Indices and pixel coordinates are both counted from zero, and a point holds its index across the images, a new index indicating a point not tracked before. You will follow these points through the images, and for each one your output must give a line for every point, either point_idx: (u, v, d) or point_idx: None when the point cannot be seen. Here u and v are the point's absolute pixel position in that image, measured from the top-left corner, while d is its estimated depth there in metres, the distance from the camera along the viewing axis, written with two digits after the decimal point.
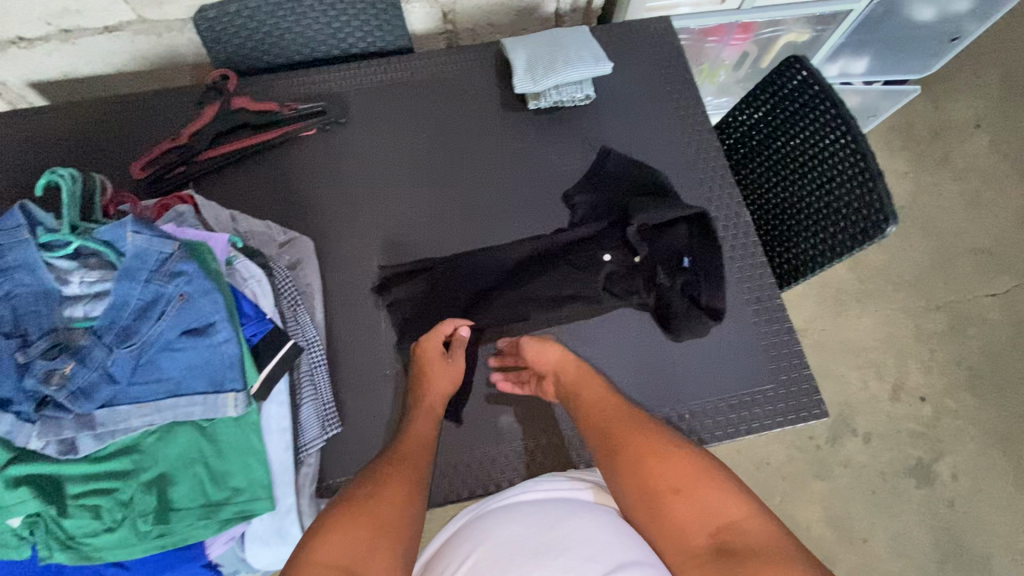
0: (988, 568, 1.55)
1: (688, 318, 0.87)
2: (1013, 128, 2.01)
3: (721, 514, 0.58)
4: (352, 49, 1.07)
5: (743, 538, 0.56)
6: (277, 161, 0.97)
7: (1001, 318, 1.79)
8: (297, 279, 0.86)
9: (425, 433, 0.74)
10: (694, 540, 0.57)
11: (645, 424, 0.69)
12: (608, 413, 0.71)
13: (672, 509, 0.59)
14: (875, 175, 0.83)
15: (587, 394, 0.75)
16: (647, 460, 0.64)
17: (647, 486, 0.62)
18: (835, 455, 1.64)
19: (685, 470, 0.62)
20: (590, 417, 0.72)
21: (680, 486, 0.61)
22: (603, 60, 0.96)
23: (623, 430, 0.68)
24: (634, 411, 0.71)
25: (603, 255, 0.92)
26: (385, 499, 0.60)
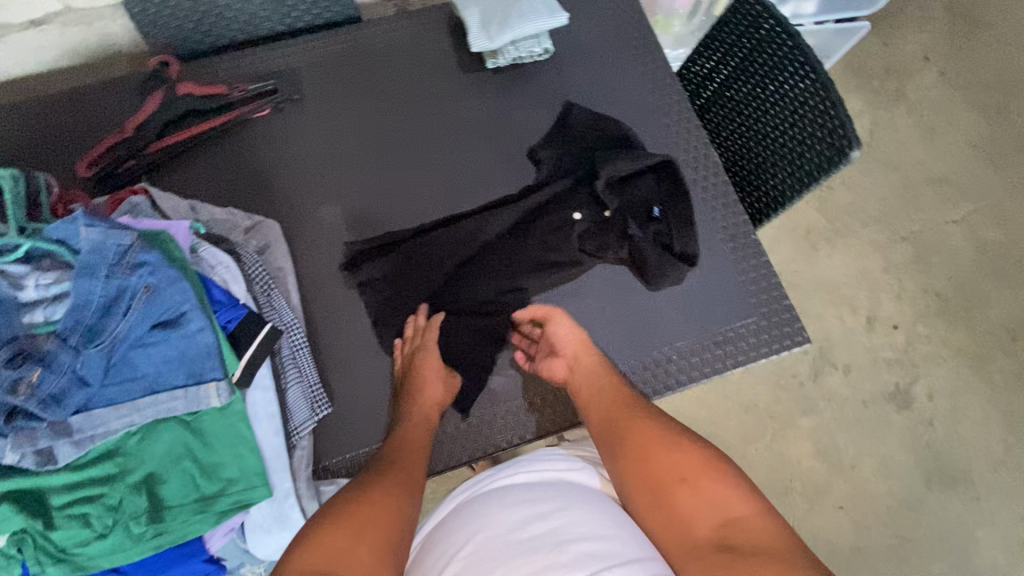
0: (969, 479, 1.64)
1: (662, 264, 0.86)
2: (961, 58, 2.06)
3: (727, 509, 0.60)
4: (298, 24, 1.02)
5: (746, 534, 0.58)
6: (233, 146, 0.93)
7: (963, 243, 1.85)
8: (267, 262, 0.82)
9: (419, 441, 0.72)
10: (697, 531, 0.59)
11: (652, 415, 0.70)
12: (614, 403, 0.73)
13: (677, 498, 0.62)
14: (837, 102, 0.84)
15: (596, 382, 0.76)
16: (655, 449, 0.66)
17: (655, 476, 0.64)
18: (818, 390, 1.69)
19: (696, 462, 0.64)
20: (593, 404, 0.74)
21: (688, 476, 0.63)
22: (557, 11, 0.94)
23: (632, 418, 0.70)
24: (641, 402, 0.73)
25: (574, 214, 0.89)
26: (376, 500, 0.59)
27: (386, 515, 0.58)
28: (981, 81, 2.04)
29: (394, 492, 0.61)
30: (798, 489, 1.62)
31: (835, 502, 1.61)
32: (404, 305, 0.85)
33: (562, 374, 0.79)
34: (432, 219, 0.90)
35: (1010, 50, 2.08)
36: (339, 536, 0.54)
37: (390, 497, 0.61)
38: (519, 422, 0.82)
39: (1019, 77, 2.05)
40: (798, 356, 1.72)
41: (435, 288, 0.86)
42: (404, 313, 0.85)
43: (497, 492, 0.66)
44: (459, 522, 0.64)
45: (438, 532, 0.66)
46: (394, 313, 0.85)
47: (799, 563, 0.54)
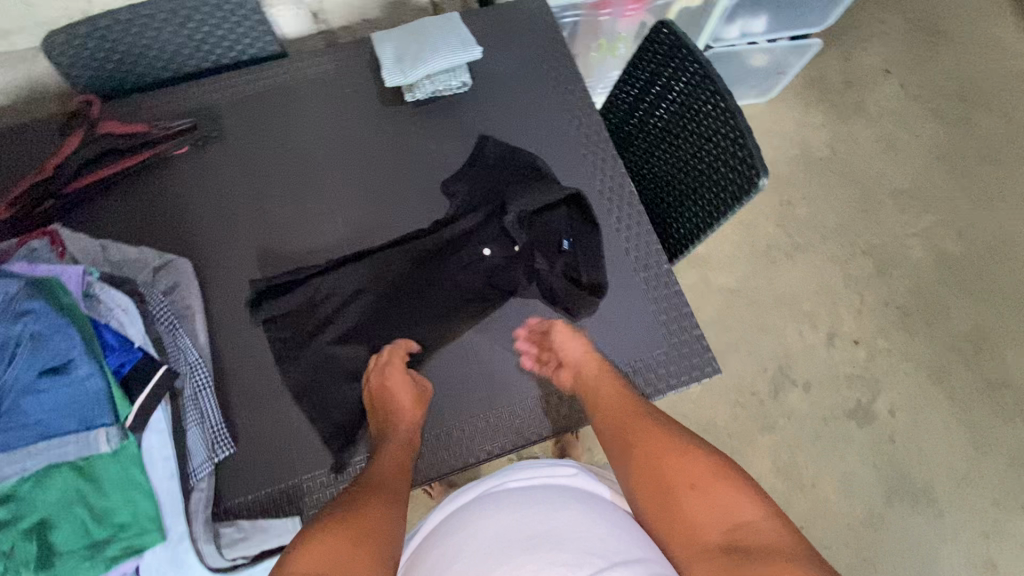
0: (932, 496, 1.61)
1: (571, 298, 0.88)
2: (921, 70, 2.07)
3: (738, 512, 0.59)
4: (222, 60, 1.04)
5: (756, 537, 0.56)
6: (153, 183, 0.94)
7: (924, 255, 1.85)
8: (176, 301, 0.83)
9: (404, 460, 0.73)
10: (705, 535, 0.59)
11: (662, 422, 0.71)
12: (624, 411, 0.74)
13: (687, 502, 0.61)
14: (744, 130, 0.84)
15: (604, 392, 0.77)
16: (665, 454, 0.66)
17: (664, 482, 0.64)
18: (777, 407, 1.68)
19: (701, 466, 0.64)
20: (606, 412, 0.75)
21: (696, 481, 0.63)
22: (471, 45, 0.96)
23: (640, 425, 0.71)
24: (652, 409, 0.74)
25: (485, 250, 0.92)
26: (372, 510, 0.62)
27: (380, 521, 0.61)
28: (942, 93, 2.04)
29: (386, 500, 0.64)
30: None
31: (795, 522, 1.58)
32: (310, 340, 0.86)
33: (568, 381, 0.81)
34: (344, 254, 0.91)
35: (971, 61, 2.08)
36: (336, 543, 0.56)
37: (384, 508, 0.63)
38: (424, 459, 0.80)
39: (981, 88, 2.05)
40: (757, 373, 1.71)
41: (345, 324, 0.88)
42: (310, 349, 0.85)
43: (496, 493, 0.67)
44: (461, 523, 0.65)
45: (433, 537, 0.67)
46: (300, 349, 0.85)
47: (807, 563, 0.53)
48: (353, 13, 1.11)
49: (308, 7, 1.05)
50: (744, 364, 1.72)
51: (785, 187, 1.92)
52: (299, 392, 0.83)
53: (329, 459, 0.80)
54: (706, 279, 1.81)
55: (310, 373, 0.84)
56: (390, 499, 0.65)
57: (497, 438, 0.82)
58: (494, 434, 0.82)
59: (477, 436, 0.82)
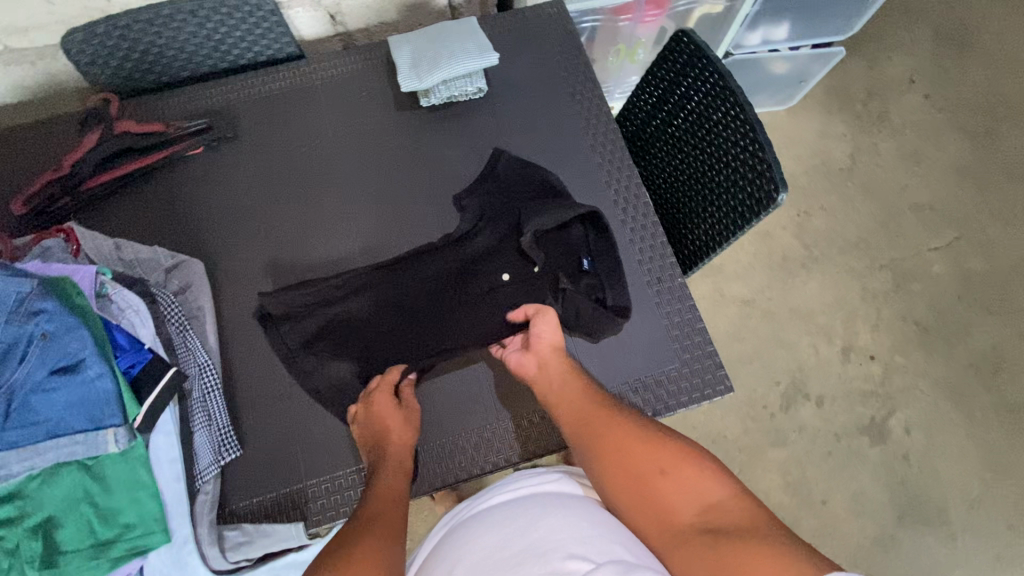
0: (946, 518, 1.57)
1: (596, 317, 0.85)
2: (947, 81, 2.02)
3: (706, 494, 0.61)
4: (240, 61, 1.04)
5: (727, 517, 0.59)
6: (166, 183, 0.94)
7: (945, 271, 1.81)
8: (187, 302, 0.84)
9: (397, 488, 0.68)
10: (680, 520, 0.61)
11: (620, 412, 0.72)
12: (584, 403, 0.73)
13: (657, 491, 0.63)
14: (764, 143, 0.82)
15: (564, 385, 0.76)
16: (630, 446, 0.67)
17: (635, 476, 0.65)
18: (789, 422, 1.65)
19: (669, 454, 0.65)
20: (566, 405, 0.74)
21: (664, 467, 0.64)
22: (488, 50, 0.95)
23: (604, 419, 0.71)
24: (609, 398, 0.74)
25: (503, 274, 0.92)
26: (366, 542, 0.57)
27: (379, 554, 0.56)
28: (968, 105, 2.00)
29: (382, 532, 0.59)
30: None
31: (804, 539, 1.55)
32: (316, 350, 0.84)
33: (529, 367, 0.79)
34: (357, 261, 0.90)
35: (999, 73, 2.03)
36: None
37: (381, 539, 0.58)
38: (430, 469, 0.79)
39: (1008, 101, 2.00)
40: (769, 386, 1.68)
41: (360, 339, 0.86)
42: (321, 361, 0.83)
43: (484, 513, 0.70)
44: (455, 546, 0.66)
45: (436, 557, 0.69)
46: (308, 360, 0.83)
47: (773, 533, 0.56)
48: (371, 16, 1.11)
49: (326, 9, 1.05)
50: (756, 377, 1.69)
51: (803, 198, 1.89)
52: (308, 397, 0.82)
53: (335, 465, 0.79)
54: (719, 289, 1.78)
55: (319, 384, 0.82)
56: (391, 532, 0.60)
57: (503, 450, 0.81)
58: (501, 447, 0.81)
59: (484, 447, 0.81)
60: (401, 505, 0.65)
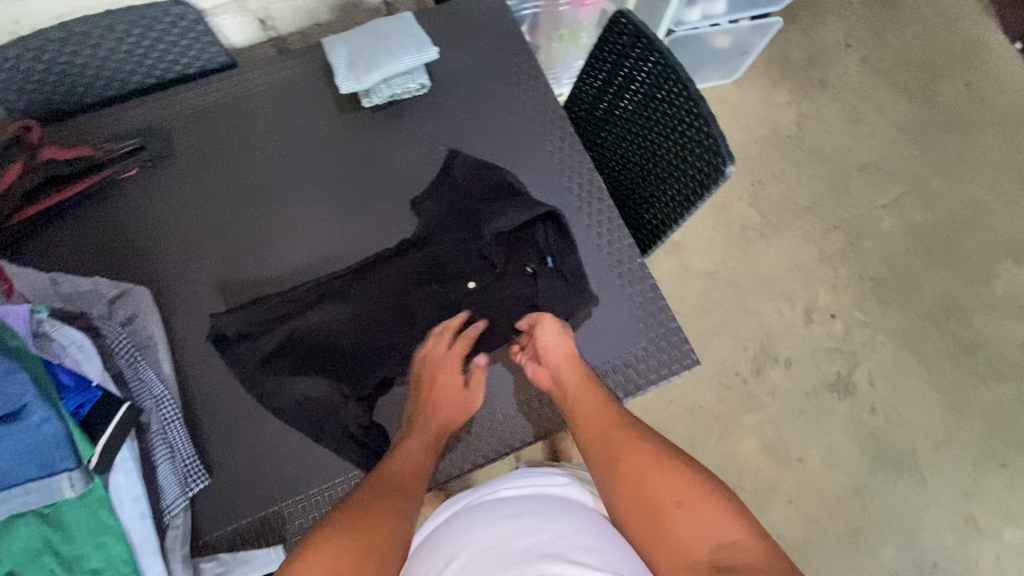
0: (914, 461, 1.65)
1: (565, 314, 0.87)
2: (881, 43, 2.09)
3: (725, 531, 0.61)
4: (168, 75, 0.99)
5: (743, 557, 0.58)
6: (103, 209, 0.89)
7: (894, 226, 1.88)
8: (136, 332, 0.80)
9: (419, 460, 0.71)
10: (693, 554, 0.60)
11: (641, 433, 0.70)
12: (602, 421, 0.72)
13: (672, 521, 0.62)
14: (709, 118, 0.85)
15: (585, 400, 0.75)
16: (648, 470, 0.66)
17: (652, 504, 0.64)
18: (761, 386, 1.70)
19: (688, 484, 0.64)
20: (588, 422, 0.73)
21: (682, 498, 0.63)
22: (426, 45, 0.94)
23: (627, 438, 0.70)
24: (629, 418, 0.73)
25: (469, 282, 0.89)
26: (379, 507, 0.62)
27: (387, 523, 0.61)
28: (902, 64, 2.07)
29: (395, 497, 0.64)
30: (746, 489, 1.61)
31: (785, 498, 1.60)
32: (279, 372, 0.82)
33: (546, 380, 0.79)
34: (313, 274, 0.88)
35: (928, 32, 2.11)
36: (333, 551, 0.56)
37: (390, 509, 0.62)
38: None
39: (939, 58, 2.08)
40: (739, 354, 1.73)
41: (323, 356, 0.84)
42: (283, 379, 0.81)
43: (491, 503, 0.73)
44: (456, 531, 0.70)
45: (432, 538, 0.73)
46: (271, 380, 0.81)
47: None
48: (303, 18, 1.07)
49: (255, 14, 1.01)
50: (725, 346, 1.73)
51: (756, 168, 1.93)
52: (270, 415, 0.80)
53: (310, 483, 0.77)
54: (683, 264, 1.81)
55: (283, 402, 0.80)
56: (398, 504, 0.63)
57: (480, 448, 0.81)
58: (478, 445, 0.81)
59: (460, 445, 0.80)
60: (421, 475, 0.69)
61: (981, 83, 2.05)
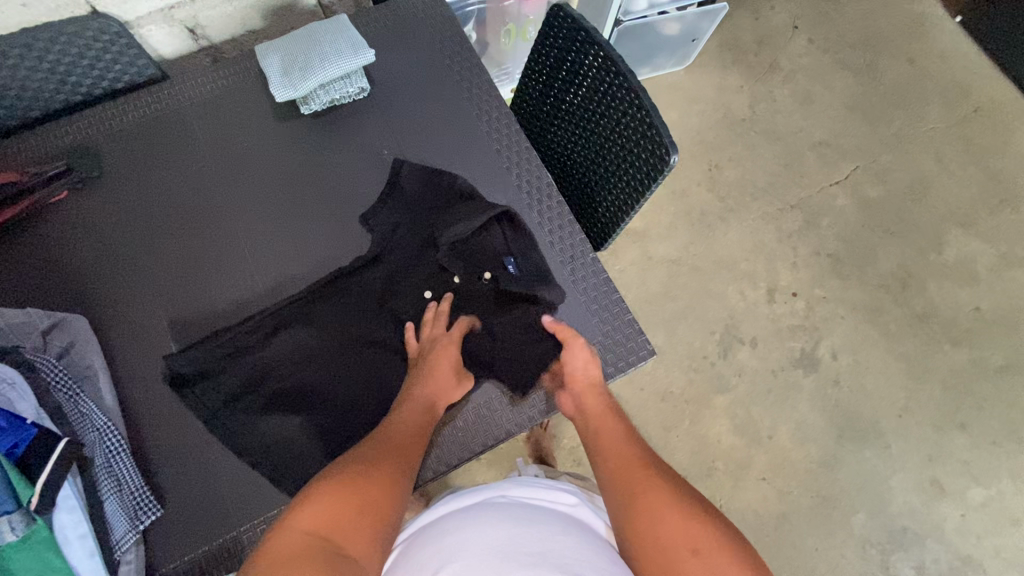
0: (878, 430, 1.70)
1: (523, 322, 0.86)
2: (827, 24, 2.14)
3: None
4: (95, 90, 0.95)
5: None
6: (33, 234, 0.85)
7: (848, 203, 1.93)
8: (73, 362, 0.77)
9: (412, 433, 0.74)
10: None
11: (664, 475, 0.70)
12: (622, 456, 0.74)
13: (685, 568, 0.61)
14: (650, 109, 0.86)
15: (606, 433, 0.77)
16: (667, 512, 0.65)
17: (665, 547, 0.63)
18: (729, 367, 1.73)
19: (706, 533, 0.63)
20: (611, 454, 0.75)
21: (699, 546, 0.62)
22: (362, 48, 0.91)
23: (647, 474, 0.71)
24: (657, 461, 0.73)
25: (424, 293, 0.87)
26: (375, 480, 0.66)
27: (379, 490, 0.65)
28: (848, 43, 2.12)
29: (388, 469, 0.68)
30: (720, 469, 1.64)
31: (758, 475, 1.64)
32: (236, 405, 0.79)
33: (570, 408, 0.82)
34: (264, 296, 0.85)
35: (870, 10, 2.16)
36: (328, 509, 0.61)
37: (385, 483, 0.67)
38: None
39: (883, 35, 2.13)
40: (705, 337, 1.75)
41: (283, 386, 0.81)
42: (245, 412, 0.79)
43: (502, 506, 0.72)
44: (460, 525, 0.68)
45: (427, 531, 0.71)
46: (231, 419, 0.78)
47: None
48: (236, 25, 1.03)
49: (183, 23, 0.97)
50: (692, 330, 1.76)
51: (713, 152, 1.96)
52: (230, 452, 0.77)
53: (268, 505, 0.75)
54: (647, 252, 1.83)
55: (243, 441, 0.77)
56: (390, 477, 0.67)
57: (443, 454, 0.80)
58: (441, 452, 0.80)
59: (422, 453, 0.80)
60: (416, 446, 0.73)
61: (923, 58, 2.11)
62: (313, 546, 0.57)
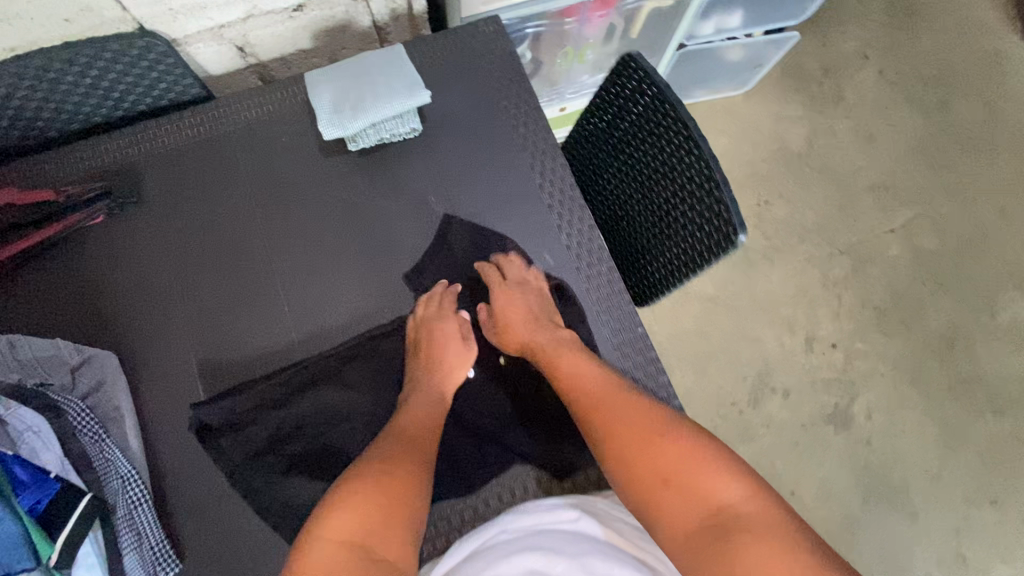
0: (906, 496, 1.63)
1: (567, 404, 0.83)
2: (900, 55, 2.00)
3: (718, 496, 0.59)
4: (138, 107, 0.91)
5: (737, 519, 0.57)
6: (68, 258, 0.83)
7: (901, 252, 1.83)
8: (100, 404, 0.75)
9: (428, 421, 0.74)
10: (688, 523, 0.59)
11: (629, 403, 0.70)
12: (589, 393, 0.73)
13: (664, 499, 0.61)
14: (720, 183, 0.79)
15: (566, 362, 0.77)
16: (640, 446, 0.65)
17: (640, 482, 0.63)
18: (757, 416, 1.67)
19: (677, 454, 0.63)
20: (577, 387, 0.74)
21: (672, 474, 0.62)
22: (418, 89, 0.87)
23: (618, 404, 0.71)
24: (624, 388, 0.73)
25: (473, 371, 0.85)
26: (399, 471, 0.65)
27: (406, 479, 0.65)
28: (920, 78, 1.98)
29: (412, 459, 0.68)
30: None
31: None
32: (264, 474, 0.76)
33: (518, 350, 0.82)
34: (298, 348, 0.82)
35: (949, 43, 2.02)
36: (357, 510, 0.60)
37: (409, 470, 0.66)
38: None
39: (959, 72, 1.99)
40: (736, 382, 1.69)
41: (313, 452, 0.77)
42: (276, 479, 0.75)
43: (495, 544, 0.68)
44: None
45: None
46: (255, 476, 0.75)
47: (780, 546, 0.54)
48: (285, 45, 0.97)
49: (231, 41, 0.91)
50: (723, 374, 1.70)
51: (763, 186, 1.87)
52: (252, 512, 0.75)
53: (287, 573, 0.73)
54: (683, 288, 1.76)
55: (265, 501, 0.75)
56: (414, 464, 0.67)
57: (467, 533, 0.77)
58: (466, 529, 0.78)
59: (444, 528, 0.78)
60: (433, 433, 0.73)
61: (1000, 100, 1.97)
62: (347, 553, 0.56)
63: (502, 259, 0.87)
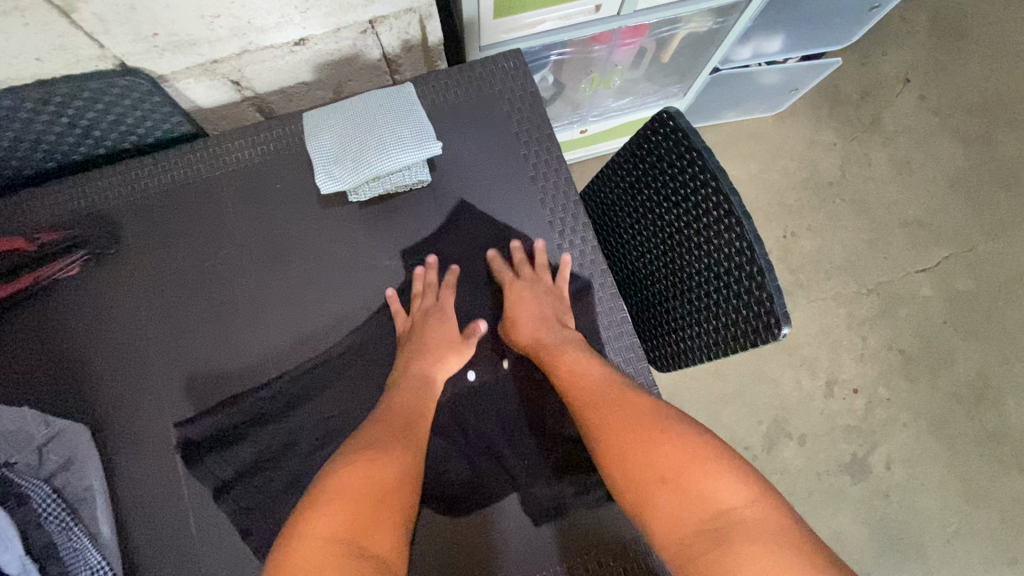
0: (923, 554, 1.56)
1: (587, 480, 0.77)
2: (945, 80, 1.88)
3: (721, 499, 0.55)
4: (120, 145, 0.84)
5: (741, 525, 0.53)
6: (38, 312, 0.77)
7: (933, 294, 1.73)
8: (69, 483, 0.68)
9: (414, 404, 0.71)
10: (688, 528, 0.55)
11: (630, 403, 0.67)
12: (590, 393, 0.70)
13: (663, 499, 0.58)
14: (764, 266, 0.70)
15: (567, 364, 0.74)
16: (639, 445, 0.62)
17: (639, 481, 0.60)
18: (770, 463, 1.60)
19: (678, 454, 0.59)
20: (573, 386, 0.72)
21: (670, 474, 0.59)
22: (427, 140, 0.81)
23: (617, 404, 0.67)
24: (627, 388, 0.70)
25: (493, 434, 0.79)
26: (384, 459, 0.62)
27: (390, 465, 0.62)
28: (964, 106, 1.86)
29: (397, 445, 0.65)
30: None
31: None
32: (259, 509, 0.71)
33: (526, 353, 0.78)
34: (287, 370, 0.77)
35: (1000, 69, 1.89)
36: (338, 501, 0.56)
37: (393, 457, 0.63)
38: None
39: (1007, 102, 1.87)
40: (751, 427, 1.62)
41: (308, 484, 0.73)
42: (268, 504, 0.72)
43: None
44: None
45: None
46: (244, 493, 0.72)
47: (786, 553, 0.50)
48: (286, 78, 0.89)
49: (227, 78, 0.83)
50: (737, 417, 1.63)
51: (790, 217, 1.77)
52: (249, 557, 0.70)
53: None
54: None
55: (251, 522, 0.71)
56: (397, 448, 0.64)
57: None
58: None
59: None
60: (422, 417, 0.70)
61: None
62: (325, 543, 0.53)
63: (512, 254, 0.84)
